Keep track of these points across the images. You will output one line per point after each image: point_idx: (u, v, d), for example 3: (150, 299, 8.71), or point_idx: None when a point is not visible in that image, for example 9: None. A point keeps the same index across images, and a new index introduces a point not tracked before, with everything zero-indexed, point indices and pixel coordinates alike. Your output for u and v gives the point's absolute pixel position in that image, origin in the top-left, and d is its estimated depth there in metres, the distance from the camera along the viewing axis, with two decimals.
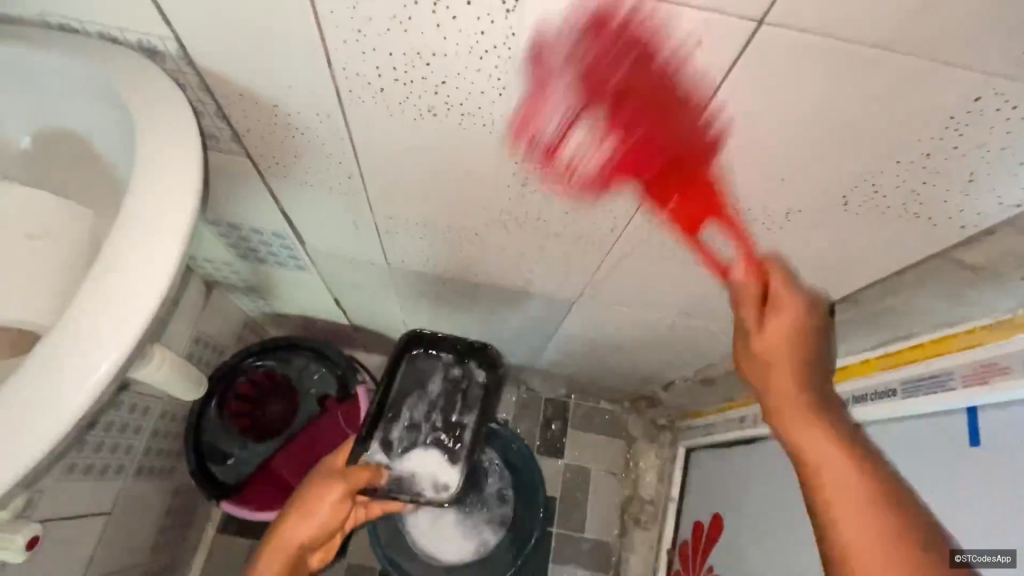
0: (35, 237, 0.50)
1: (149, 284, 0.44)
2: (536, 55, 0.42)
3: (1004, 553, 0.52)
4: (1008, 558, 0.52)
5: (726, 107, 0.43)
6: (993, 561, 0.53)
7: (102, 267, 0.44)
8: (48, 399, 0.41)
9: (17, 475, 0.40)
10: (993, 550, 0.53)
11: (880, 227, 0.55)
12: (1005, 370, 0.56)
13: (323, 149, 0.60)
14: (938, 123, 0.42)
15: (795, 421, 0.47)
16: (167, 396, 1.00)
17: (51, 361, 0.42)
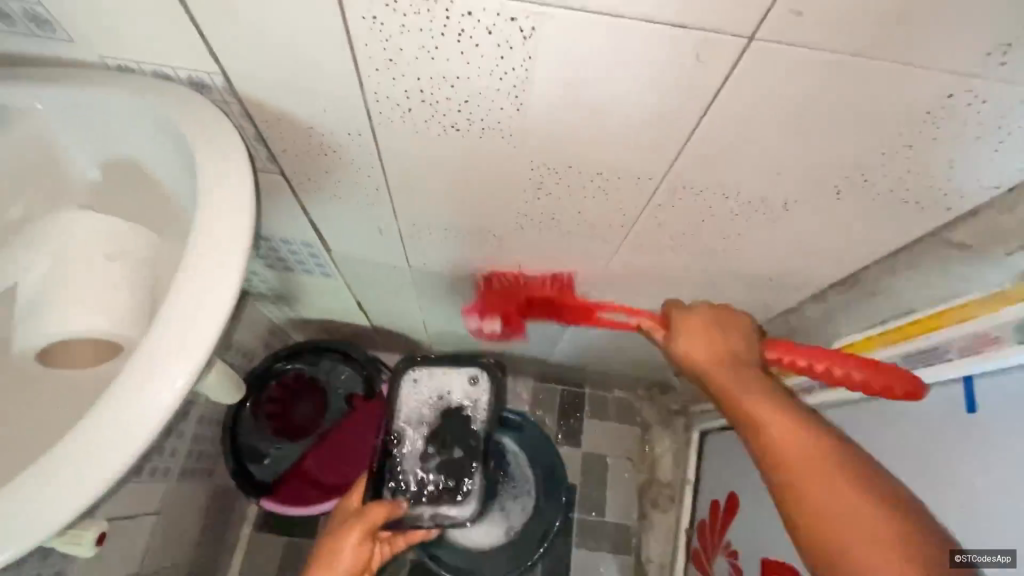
0: (113, 257, 0.60)
1: (220, 297, 0.50)
2: (549, 74, 0.46)
3: (1003, 552, 0.54)
4: (1009, 557, 0.53)
5: (723, 111, 0.48)
6: (993, 560, 0.54)
7: (178, 283, 0.50)
8: (146, 396, 0.48)
9: (121, 466, 0.47)
10: (994, 550, 0.55)
11: (873, 213, 0.59)
12: (997, 341, 0.58)
13: (352, 164, 0.65)
14: (918, 119, 0.46)
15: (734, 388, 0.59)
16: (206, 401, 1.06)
17: (146, 365, 0.48)
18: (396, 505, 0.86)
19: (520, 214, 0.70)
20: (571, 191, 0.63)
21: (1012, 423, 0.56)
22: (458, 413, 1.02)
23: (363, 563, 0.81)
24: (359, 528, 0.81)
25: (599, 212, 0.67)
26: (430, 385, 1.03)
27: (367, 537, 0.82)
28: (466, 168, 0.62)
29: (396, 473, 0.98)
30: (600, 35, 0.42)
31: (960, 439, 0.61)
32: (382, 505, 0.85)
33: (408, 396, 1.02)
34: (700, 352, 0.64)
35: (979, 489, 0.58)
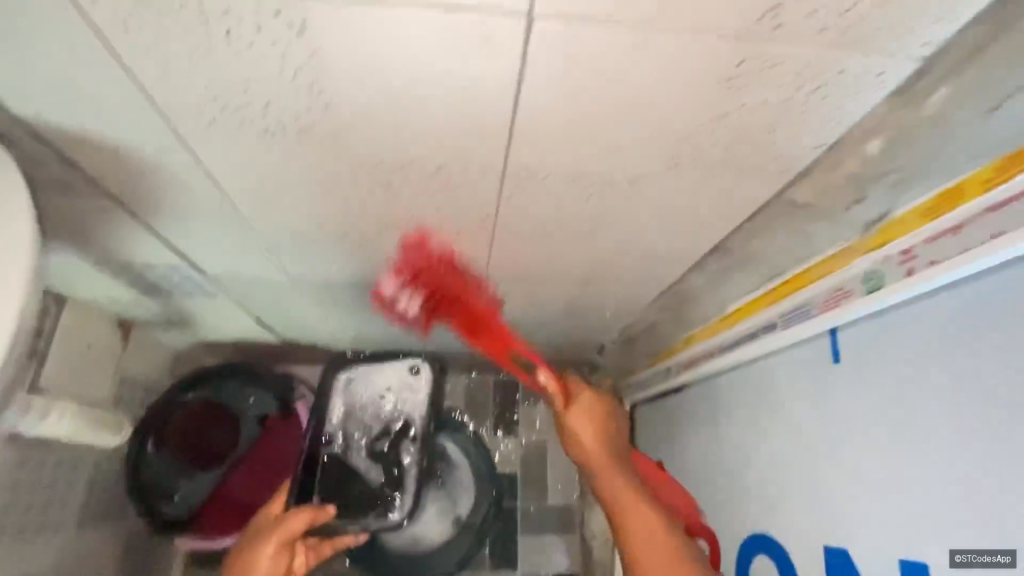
0: None
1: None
2: (340, 70, 0.44)
3: (1001, 552, 0.45)
4: (1008, 556, 0.45)
5: (533, 95, 0.47)
6: (993, 561, 0.46)
7: None
8: None
9: None
10: (990, 548, 0.46)
11: (716, 182, 0.60)
12: (849, 293, 0.61)
13: (182, 181, 0.61)
14: (721, 86, 0.45)
15: (601, 470, 0.72)
16: (83, 444, 1.00)
17: None
18: (321, 509, 0.79)
19: (379, 215, 0.67)
20: (419, 187, 0.61)
21: (875, 371, 0.59)
22: (397, 412, 0.94)
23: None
24: (274, 539, 0.76)
25: (456, 206, 0.65)
26: (366, 385, 0.95)
27: (285, 550, 0.77)
28: (305, 172, 0.58)
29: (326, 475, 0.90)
30: (377, 24, 0.40)
31: (838, 391, 0.65)
32: (303, 510, 0.78)
33: (342, 398, 0.94)
34: (590, 443, 0.73)
35: (860, 440, 0.60)
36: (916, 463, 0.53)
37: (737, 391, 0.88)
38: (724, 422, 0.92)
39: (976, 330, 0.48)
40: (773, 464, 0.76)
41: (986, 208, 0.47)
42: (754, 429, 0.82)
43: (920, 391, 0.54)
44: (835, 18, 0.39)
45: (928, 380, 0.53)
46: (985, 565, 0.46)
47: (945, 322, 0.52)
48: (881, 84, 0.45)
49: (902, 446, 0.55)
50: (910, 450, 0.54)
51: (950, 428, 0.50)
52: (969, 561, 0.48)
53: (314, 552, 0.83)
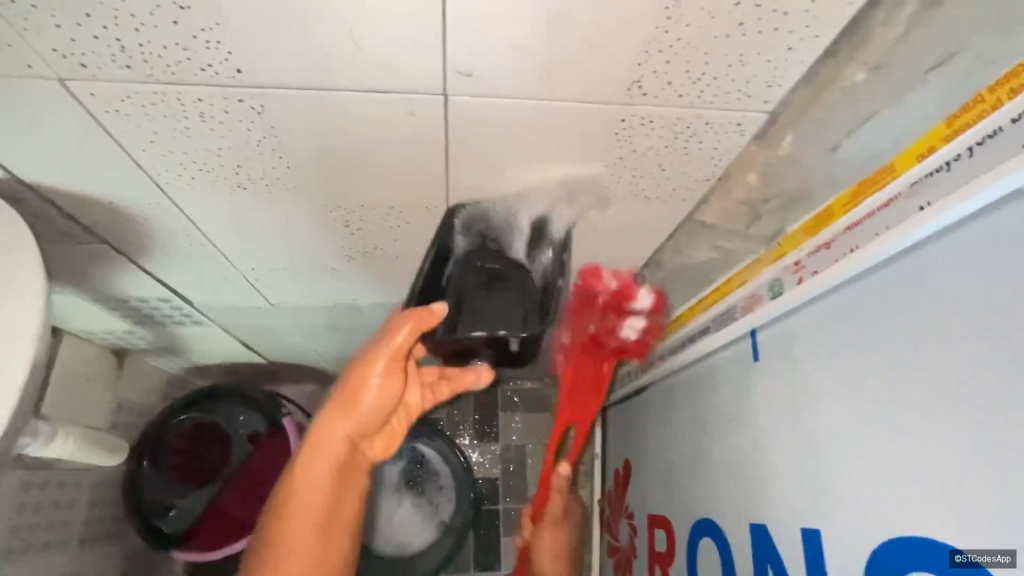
0: None
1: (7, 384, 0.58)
2: (296, 137, 0.53)
3: (1001, 551, 0.41)
4: (1008, 556, 0.40)
5: (461, 148, 0.56)
6: (993, 561, 0.41)
7: None
8: None
9: None
10: (989, 547, 0.42)
11: (632, 211, 0.69)
12: (760, 299, 0.72)
13: (169, 228, 0.69)
14: (612, 138, 0.55)
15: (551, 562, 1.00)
16: (81, 467, 1.07)
17: None
18: (428, 312, 0.65)
19: (346, 248, 0.77)
20: (378, 225, 0.70)
21: (780, 367, 0.69)
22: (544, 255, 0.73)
23: (394, 400, 0.70)
24: (386, 358, 0.67)
25: (414, 238, 0.74)
26: (478, 230, 0.70)
27: (394, 364, 0.68)
28: (276, 217, 0.67)
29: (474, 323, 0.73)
30: (323, 104, 0.49)
31: (759, 386, 0.73)
32: (411, 318, 0.65)
33: (464, 223, 0.70)
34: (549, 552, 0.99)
35: (780, 434, 0.68)
36: (822, 451, 0.60)
37: (687, 391, 0.97)
38: (678, 419, 1.01)
39: (852, 327, 0.57)
40: (715, 455, 0.85)
41: (850, 225, 0.56)
42: (700, 423, 0.91)
43: (817, 385, 0.61)
44: (688, 86, 0.49)
45: (823, 374, 0.61)
46: (984, 565, 0.42)
47: (831, 322, 0.60)
48: (742, 132, 0.55)
49: (811, 436, 0.62)
50: (818, 440, 0.61)
51: (843, 419, 0.57)
52: (970, 562, 0.43)
53: (431, 393, 0.76)
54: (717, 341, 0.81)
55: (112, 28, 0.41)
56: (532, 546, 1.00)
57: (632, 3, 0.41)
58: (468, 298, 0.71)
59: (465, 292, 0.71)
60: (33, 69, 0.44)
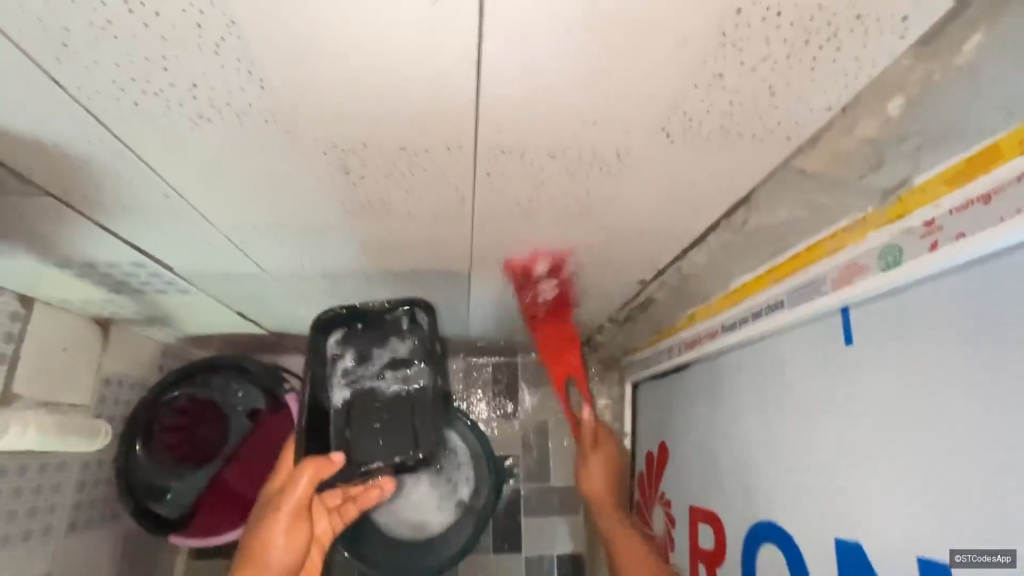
0: None
1: None
2: (267, 38, 0.37)
3: (1001, 551, 0.42)
4: (1007, 556, 0.42)
5: (497, 61, 0.40)
6: (992, 561, 0.43)
7: None
8: None
9: None
10: (990, 548, 0.43)
11: (711, 154, 0.53)
12: (864, 270, 0.57)
13: (124, 177, 0.55)
14: (713, 42, 0.39)
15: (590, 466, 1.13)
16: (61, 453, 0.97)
17: None
18: (325, 462, 0.85)
19: (345, 203, 0.62)
20: (384, 172, 0.55)
21: (893, 352, 0.54)
22: (408, 367, 0.96)
23: (301, 547, 0.86)
24: (284, 514, 0.85)
25: (427, 189, 0.59)
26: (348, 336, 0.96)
27: (296, 515, 0.86)
28: (253, 160, 0.52)
29: (355, 424, 0.94)
30: None
31: (856, 375, 0.59)
32: (307, 471, 0.85)
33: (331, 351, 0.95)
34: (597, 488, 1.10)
35: (893, 434, 0.53)
36: (966, 464, 0.46)
37: (744, 374, 0.83)
38: (730, 405, 0.87)
39: (1023, 302, 0.42)
40: (784, 451, 0.71)
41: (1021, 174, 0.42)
42: (763, 412, 0.77)
43: (963, 375, 0.47)
44: None
45: (971, 361, 0.46)
46: (984, 565, 0.43)
47: (981, 299, 0.46)
48: (904, 30, 0.38)
49: (948, 438, 0.48)
50: (957, 447, 0.47)
51: (1007, 419, 0.43)
52: (969, 562, 0.45)
53: (338, 514, 0.96)
54: (796, 318, 0.67)
55: None
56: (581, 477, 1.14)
57: None
58: (365, 412, 0.95)
59: (360, 407, 0.95)
60: None
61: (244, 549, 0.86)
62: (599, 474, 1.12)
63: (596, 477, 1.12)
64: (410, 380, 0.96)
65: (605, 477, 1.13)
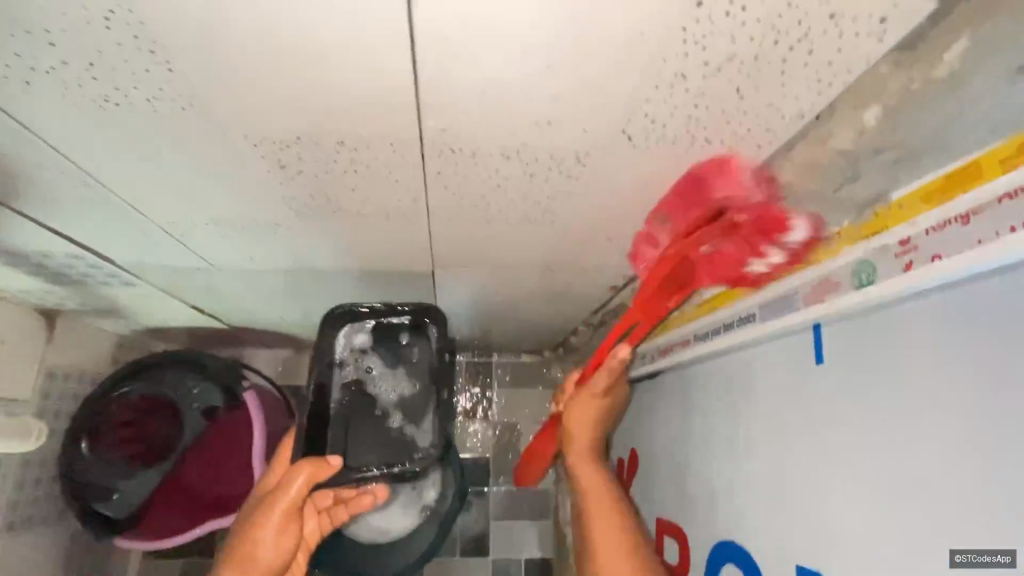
0: None
1: None
2: (161, 13, 0.33)
3: (1001, 551, 0.38)
4: (1009, 556, 0.37)
5: (432, 51, 0.36)
6: (991, 561, 0.38)
7: None
8: None
9: None
10: (990, 547, 0.38)
11: (677, 159, 0.50)
12: (835, 287, 0.54)
13: (37, 164, 0.50)
14: (673, 39, 0.35)
15: (581, 460, 0.86)
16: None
17: None
18: (324, 464, 0.85)
19: (288, 200, 0.58)
20: (326, 169, 0.51)
21: (861, 377, 0.51)
22: (415, 372, 0.99)
23: (289, 550, 0.84)
24: (277, 515, 0.83)
25: (376, 189, 0.55)
26: (364, 338, 0.98)
27: (289, 517, 0.84)
28: (177, 148, 0.47)
29: (357, 427, 0.95)
30: None
31: (826, 396, 0.56)
32: (305, 471, 0.84)
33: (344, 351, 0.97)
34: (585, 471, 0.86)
35: (861, 462, 0.50)
36: (936, 499, 0.43)
37: (714, 388, 0.80)
38: (700, 418, 0.84)
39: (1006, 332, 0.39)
40: (751, 471, 0.68)
41: (1003, 195, 0.39)
42: (732, 429, 0.74)
43: (934, 404, 0.44)
44: None
45: (949, 390, 0.42)
46: (984, 566, 0.39)
47: (957, 325, 0.42)
48: (882, 33, 0.35)
49: (919, 471, 0.44)
50: (931, 482, 0.43)
51: (1001, 445, 0.38)
52: (968, 562, 0.40)
53: (328, 517, 0.94)
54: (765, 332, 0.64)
55: None
56: (562, 420, 0.89)
57: None
58: (366, 417, 0.96)
59: (360, 411, 0.96)
60: None
61: (230, 547, 0.83)
62: (584, 430, 0.87)
63: (580, 430, 0.87)
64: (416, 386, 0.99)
65: (589, 439, 0.88)
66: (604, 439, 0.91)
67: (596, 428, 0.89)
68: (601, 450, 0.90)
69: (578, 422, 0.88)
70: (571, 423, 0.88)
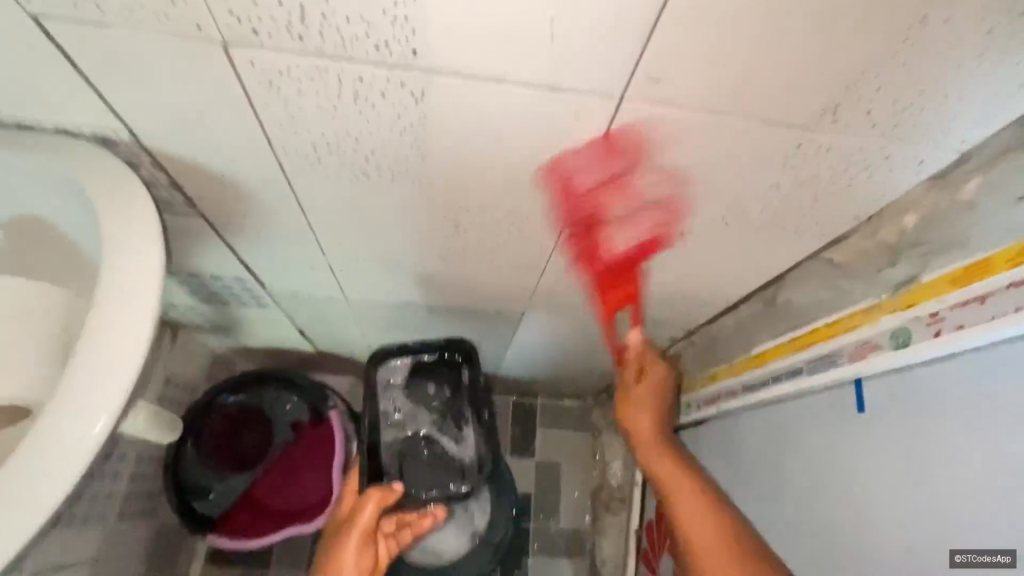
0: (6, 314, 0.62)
1: (124, 365, 0.54)
2: (441, 129, 0.49)
3: (1003, 552, 0.49)
4: (1008, 556, 0.49)
5: (609, 159, 0.52)
6: (993, 561, 0.50)
7: (94, 343, 0.54)
8: (69, 441, 0.52)
9: (41, 515, 0.51)
10: (992, 549, 0.51)
11: (759, 238, 0.65)
12: (877, 347, 0.66)
13: (273, 208, 0.66)
14: (778, 163, 0.52)
15: (651, 455, 0.81)
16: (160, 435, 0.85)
17: (44, 433, 0.53)
18: (390, 490, 0.85)
19: (443, 249, 0.73)
20: (488, 228, 0.67)
21: (894, 425, 0.63)
22: (455, 405, 1.05)
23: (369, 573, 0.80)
24: (355, 538, 0.81)
25: (516, 246, 0.71)
26: (401, 375, 1.05)
27: (366, 540, 0.82)
28: (386, 207, 0.64)
29: (406, 457, 1.01)
30: (490, 96, 0.45)
31: (863, 438, 0.67)
32: (374, 497, 0.84)
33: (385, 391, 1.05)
34: (673, 476, 0.75)
35: (893, 494, 0.62)
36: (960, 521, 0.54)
37: (755, 434, 0.90)
38: (741, 462, 0.94)
39: (1010, 391, 0.51)
40: (793, 503, 0.79)
41: (1009, 283, 0.51)
42: (775, 469, 0.84)
43: (955, 445, 0.55)
44: (888, 116, 0.45)
45: (968, 432, 0.54)
46: (984, 564, 0.51)
47: (972, 384, 0.54)
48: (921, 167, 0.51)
49: (947, 500, 0.55)
50: (957, 506, 0.54)
51: (1006, 475, 0.50)
52: (969, 561, 0.52)
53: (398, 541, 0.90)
54: (812, 385, 0.75)
55: None
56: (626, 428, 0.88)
57: (875, 17, 0.37)
58: (416, 450, 1.02)
59: (407, 443, 1.02)
60: (201, 30, 0.41)
61: None
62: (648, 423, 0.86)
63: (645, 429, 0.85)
64: (455, 417, 1.05)
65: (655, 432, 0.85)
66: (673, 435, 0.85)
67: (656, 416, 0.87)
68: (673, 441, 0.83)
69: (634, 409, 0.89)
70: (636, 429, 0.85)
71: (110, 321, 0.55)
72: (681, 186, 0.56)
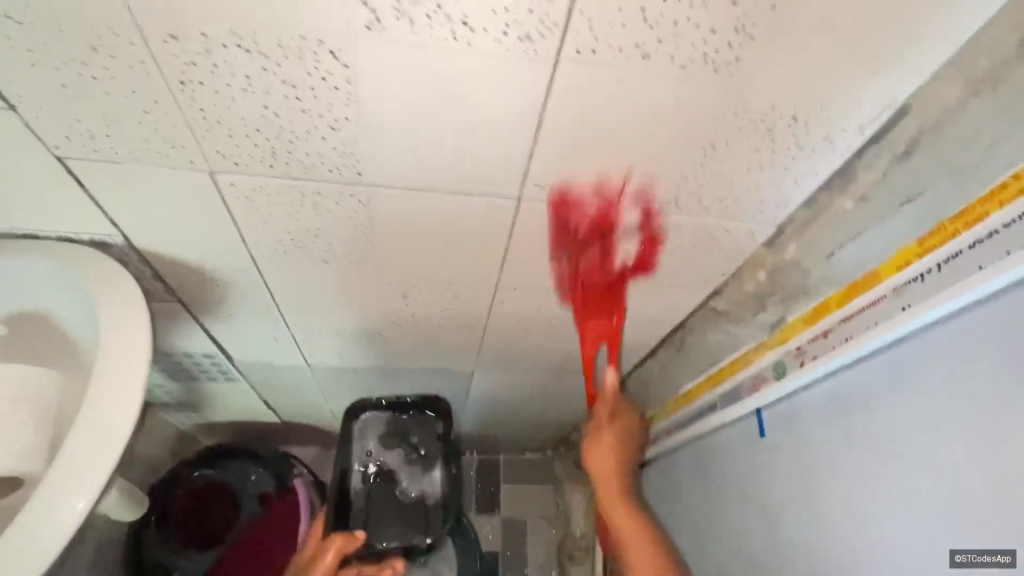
0: None
1: (110, 436, 0.61)
2: (385, 224, 0.63)
3: (1002, 552, 0.45)
4: (1008, 556, 0.45)
5: (520, 239, 0.66)
6: (992, 561, 0.46)
7: (87, 419, 0.62)
8: (60, 509, 0.59)
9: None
10: (991, 548, 0.46)
11: (655, 293, 0.80)
12: (767, 379, 0.76)
13: (244, 291, 0.77)
14: (650, 237, 0.67)
15: (614, 505, 0.85)
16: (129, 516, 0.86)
17: (36, 505, 0.59)
18: (350, 536, 0.91)
19: (393, 316, 0.85)
20: (431, 297, 0.79)
21: (783, 447, 0.73)
22: (428, 454, 1.01)
23: None
24: None
25: (457, 311, 0.83)
26: (379, 424, 1.03)
27: None
28: (342, 285, 0.75)
29: (372, 504, 0.98)
30: (420, 199, 0.59)
31: (773, 464, 0.75)
32: (335, 542, 0.91)
33: (360, 438, 1.03)
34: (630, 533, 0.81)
35: (785, 504, 0.72)
36: (832, 521, 0.64)
37: (684, 466, 1.01)
38: (677, 494, 1.04)
39: (855, 404, 0.62)
40: (718, 526, 0.89)
41: (843, 318, 0.64)
42: (703, 496, 0.94)
43: (823, 456, 0.66)
44: (716, 202, 0.62)
45: (831, 444, 0.65)
46: (982, 564, 0.47)
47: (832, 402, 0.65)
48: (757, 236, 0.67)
49: (822, 503, 0.66)
50: (830, 508, 0.64)
51: (859, 475, 0.61)
52: (969, 561, 0.48)
53: None
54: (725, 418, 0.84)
55: (271, 138, 0.51)
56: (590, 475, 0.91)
57: (687, 141, 0.53)
58: (385, 498, 0.99)
59: (376, 490, 0.99)
60: (195, 164, 0.54)
61: None
62: (609, 474, 0.88)
63: (605, 478, 0.88)
64: (426, 465, 1.01)
65: (614, 484, 0.88)
66: (630, 481, 0.89)
67: (620, 463, 0.90)
68: (629, 490, 0.88)
69: (598, 454, 0.91)
70: (599, 474, 0.89)
71: (103, 399, 0.63)
72: (590, 257, 0.70)
